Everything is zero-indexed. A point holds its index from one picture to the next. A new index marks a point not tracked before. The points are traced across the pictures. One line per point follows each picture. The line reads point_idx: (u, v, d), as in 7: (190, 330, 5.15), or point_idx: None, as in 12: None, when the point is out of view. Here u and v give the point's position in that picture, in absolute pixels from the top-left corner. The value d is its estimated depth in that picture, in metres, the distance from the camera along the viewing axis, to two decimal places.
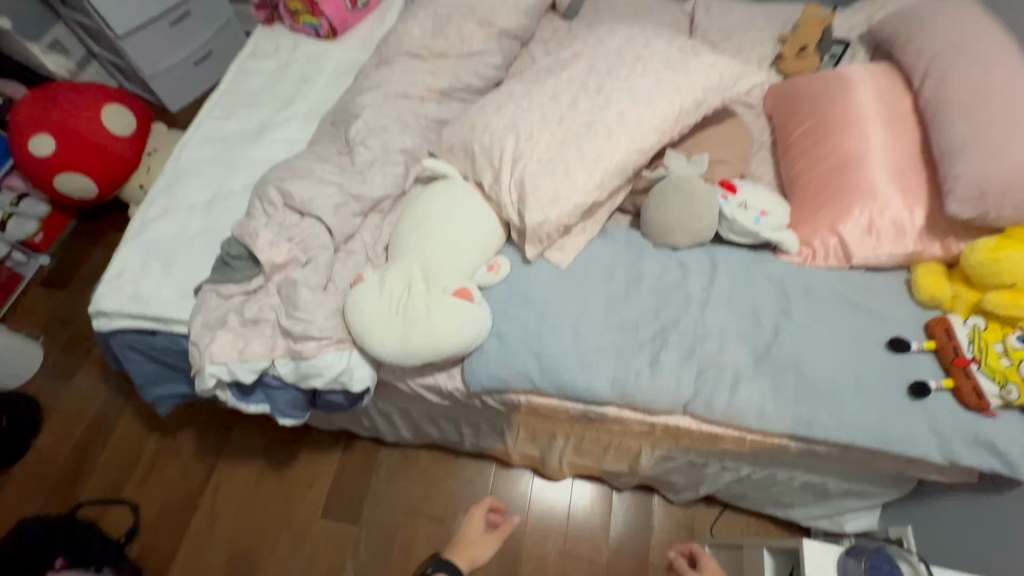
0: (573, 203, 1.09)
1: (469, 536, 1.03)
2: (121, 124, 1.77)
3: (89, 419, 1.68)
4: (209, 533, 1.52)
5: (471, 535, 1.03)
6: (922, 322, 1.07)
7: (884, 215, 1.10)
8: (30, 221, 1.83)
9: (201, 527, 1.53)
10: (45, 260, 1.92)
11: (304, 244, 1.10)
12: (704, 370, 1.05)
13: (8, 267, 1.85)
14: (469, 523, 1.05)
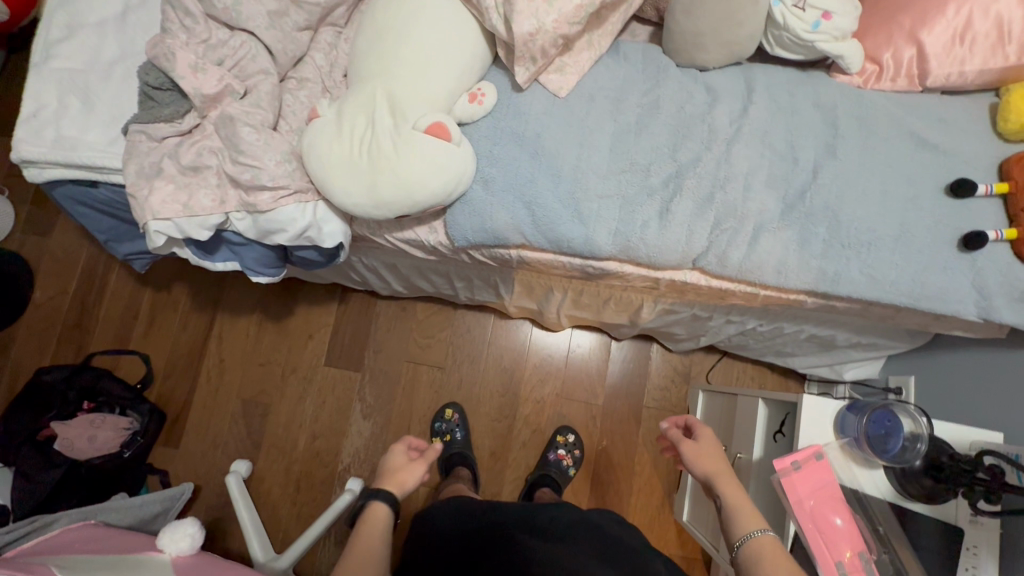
0: (574, 4, 0.82)
1: (395, 465, 0.86)
2: None
3: (77, 275, 1.62)
4: (219, 380, 1.58)
5: (396, 464, 0.87)
6: (996, 159, 0.88)
7: (984, 15, 0.84)
8: None
9: (211, 373, 1.59)
10: None
11: (240, 70, 0.90)
12: (723, 219, 0.90)
13: None
14: (392, 456, 0.88)
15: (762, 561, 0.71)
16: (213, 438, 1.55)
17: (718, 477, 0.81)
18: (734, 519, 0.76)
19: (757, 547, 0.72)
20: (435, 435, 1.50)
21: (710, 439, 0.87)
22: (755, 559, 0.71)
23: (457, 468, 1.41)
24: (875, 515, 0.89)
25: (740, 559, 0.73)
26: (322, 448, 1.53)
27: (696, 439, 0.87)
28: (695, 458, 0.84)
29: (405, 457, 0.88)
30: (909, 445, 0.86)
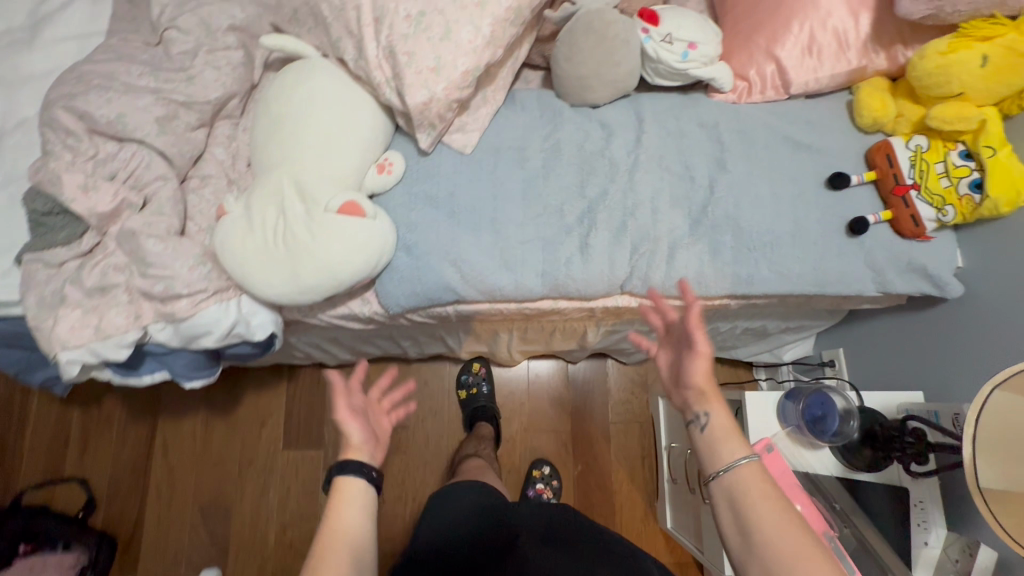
0: (460, 70, 0.84)
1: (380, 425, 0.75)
2: None
3: None
4: (172, 488, 1.49)
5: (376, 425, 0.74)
6: (862, 150, 0.97)
7: (824, 28, 0.93)
8: None
9: (161, 485, 1.49)
10: None
11: (134, 180, 0.86)
12: (639, 244, 0.95)
13: None
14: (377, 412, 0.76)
15: (739, 490, 0.62)
16: (174, 552, 1.44)
17: (708, 400, 0.68)
18: (716, 447, 0.66)
19: (736, 477, 0.63)
20: (461, 389, 1.54)
21: (712, 356, 0.69)
22: (732, 490, 0.63)
23: (480, 425, 1.46)
24: (830, 493, 0.96)
25: (720, 483, 0.64)
26: (295, 538, 1.46)
27: (695, 351, 0.69)
28: (693, 368, 0.69)
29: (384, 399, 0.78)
30: (845, 421, 0.92)
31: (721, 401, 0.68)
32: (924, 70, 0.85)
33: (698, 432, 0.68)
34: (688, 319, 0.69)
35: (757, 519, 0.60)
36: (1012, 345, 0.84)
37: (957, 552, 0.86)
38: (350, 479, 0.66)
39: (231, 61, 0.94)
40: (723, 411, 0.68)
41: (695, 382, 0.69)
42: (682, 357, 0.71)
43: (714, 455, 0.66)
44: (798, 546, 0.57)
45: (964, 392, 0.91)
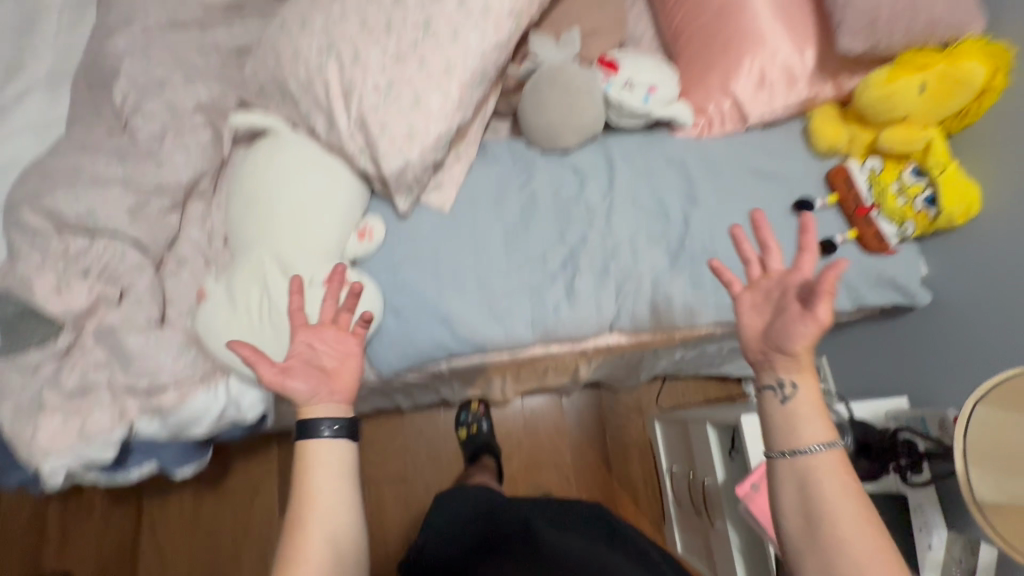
0: (433, 135, 0.85)
1: (333, 361, 0.76)
2: None
3: None
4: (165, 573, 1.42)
5: (322, 364, 0.75)
6: (822, 173, 1.02)
7: (773, 63, 0.99)
8: None
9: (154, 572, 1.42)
10: None
11: (109, 273, 0.84)
12: (623, 285, 0.97)
13: None
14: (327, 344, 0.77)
15: (815, 473, 0.62)
16: None
17: (800, 370, 0.65)
18: (794, 424, 0.64)
19: (813, 463, 0.62)
20: (461, 426, 1.52)
21: (825, 327, 0.64)
22: (805, 474, 0.63)
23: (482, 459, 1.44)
24: None
25: (795, 464, 0.63)
26: None
27: (812, 319, 0.63)
28: (795, 335, 0.64)
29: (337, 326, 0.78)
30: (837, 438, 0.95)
31: (814, 376, 0.64)
32: (869, 98, 0.90)
33: (777, 401, 0.65)
34: (823, 287, 0.62)
35: (830, 510, 0.61)
36: (984, 348, 0.88)
37: (960, 551, 0.88)
38: (308, 442, 0.71)
39: (200, 141, 0.93)
40: (812, 387, 0.65)
41: (794, 348, 0.64)
42: (791, 318, 0.65)
43: (789, 432, 0.64)
44: (864, 538, 0.59)
45: (946, 395, 0.95)
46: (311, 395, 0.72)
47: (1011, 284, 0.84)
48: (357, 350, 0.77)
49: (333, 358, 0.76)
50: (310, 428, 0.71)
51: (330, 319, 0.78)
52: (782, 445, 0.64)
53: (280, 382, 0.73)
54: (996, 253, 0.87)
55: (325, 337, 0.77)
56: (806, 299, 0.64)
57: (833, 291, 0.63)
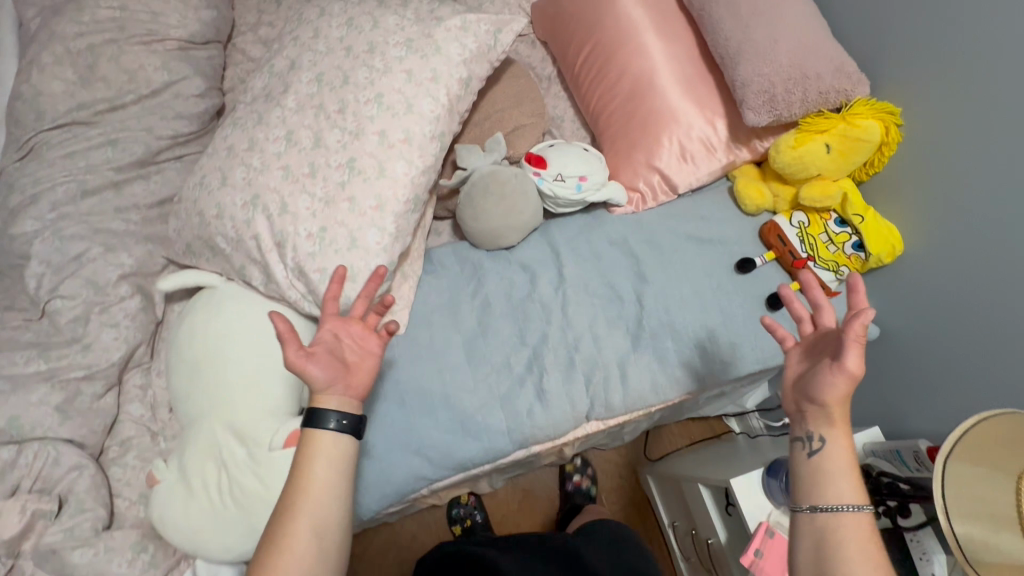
0: (375, 271, 0.83)
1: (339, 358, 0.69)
2: None
3: None
4: None
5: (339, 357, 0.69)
6: (755, 230, 1.06)
7: (690, 137, 1.03)
8: None
9: None
10: None
11: (44, 483, 0.76)
12: (591, 375, 0.97)
13: None
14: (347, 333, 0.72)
15: (836, 536, 0.58)
16: None
17: (831, 426, 0.62)
18: (820, 481, 0.61)
19: (835, 522, 0.58)
20: (455, 523, 1.45)
21: (857, 379, 0.61)
22: (824, 534, 0.59)
23: None
24: None
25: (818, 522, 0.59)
26: None
27: (841, 369, 0.61)
28: (821, 384, 0.63)
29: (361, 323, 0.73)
30: None
31: (847, 435, 0.61)
32: (782, 161, 0.95)
33: (804, 453, 0.63)
34: (849, 336, 0.61)
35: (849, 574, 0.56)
36: (939, 376, 0.92)
37: None
38: (316, 432, 0.66)
39: (129, 311, 0.88)
40: (844, 447, 0.61)
41: (824, 399, 0.62)
42: (819, 368, 0.63)
43: (818, 486, 0.61)
44: None
45: (915, 421, 0.99)
46: (327, 385, 0.66)
47: (953, 313, 0.89)
48: (378, 351, 0.72)
49: (357, 353, 0.71)
50: (319, 418, 0.66)
51: (359, 315, 0.73)
52: (805, 500, 0.61)
53: (301, 366, 0.66)
54: (928, 286, 0.92)
55: (352, 330, 0.72)
56: (836, 348, 0.63)
57: (861, 339, 0.61)
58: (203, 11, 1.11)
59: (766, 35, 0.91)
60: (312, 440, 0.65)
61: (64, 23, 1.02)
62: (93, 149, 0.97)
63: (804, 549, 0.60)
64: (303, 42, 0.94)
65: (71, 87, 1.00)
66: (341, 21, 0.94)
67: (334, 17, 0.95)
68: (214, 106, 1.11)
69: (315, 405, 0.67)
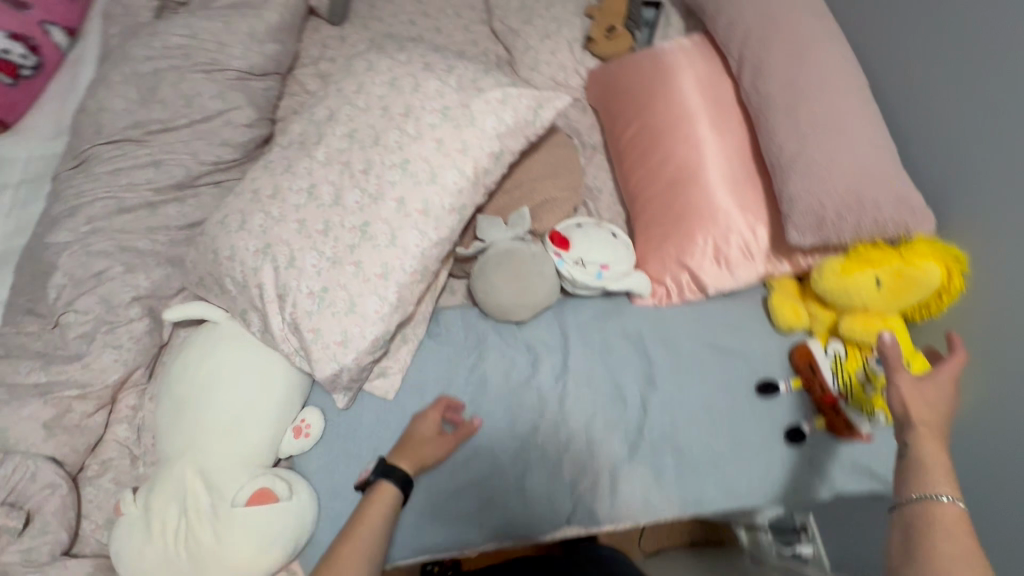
0: (369, 338, 0.82)
1: (420, 434, 0.88)
2: None
3: None
4: None
5: (423, 434, 0.88)
6: (786, 350, 0.98)
7: (728, 240, 0.96)
8: None
9: None
10: None
11: (17, 496, 0.78)
12: (578, 478, 0.91)
13: None
14: (419, 424, 0.89)
15: (928, 520, 0.58)
16: None
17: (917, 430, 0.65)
18: (911, 474, 0.62)
19: (928, 507, 0.58)
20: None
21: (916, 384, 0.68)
22: (918, 521, 0.58)
23: None
24: None
25: (910, 509, 0.60)
26: None
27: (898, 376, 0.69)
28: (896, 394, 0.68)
29: (436, 428, 0.89)
30: None
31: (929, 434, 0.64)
32: (825, 287, 0.86)
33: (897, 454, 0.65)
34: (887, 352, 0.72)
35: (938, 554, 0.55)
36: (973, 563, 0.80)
37: None
38: (388, 484, 0.82)
39: (133, 333, 0.89)
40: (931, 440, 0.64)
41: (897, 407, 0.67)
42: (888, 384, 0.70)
43: (909, 479, 0.62)
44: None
45: None
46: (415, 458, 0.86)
47: None
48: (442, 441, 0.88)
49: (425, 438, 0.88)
50: (390, 472, 0.83)
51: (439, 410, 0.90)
52: (898, 493, 0.62)
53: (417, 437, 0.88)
54: None
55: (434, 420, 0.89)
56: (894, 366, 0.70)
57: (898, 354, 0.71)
58: (266, 44, 1.14)
59: (823, 151, 0.84)
60: (377, 488, 0.82)
61: (137, 46, 1.09)
62: (138, 168, 1.01)
63: (895, 537, 0.59)
64: (347, 93, 0.94)
65: (131, 106, 1.05)
66: (386, 78, 0.93)
67: (379, 73, 0.95)
68: (260, 136, 1.11)
69: (392, 461, 0.85)
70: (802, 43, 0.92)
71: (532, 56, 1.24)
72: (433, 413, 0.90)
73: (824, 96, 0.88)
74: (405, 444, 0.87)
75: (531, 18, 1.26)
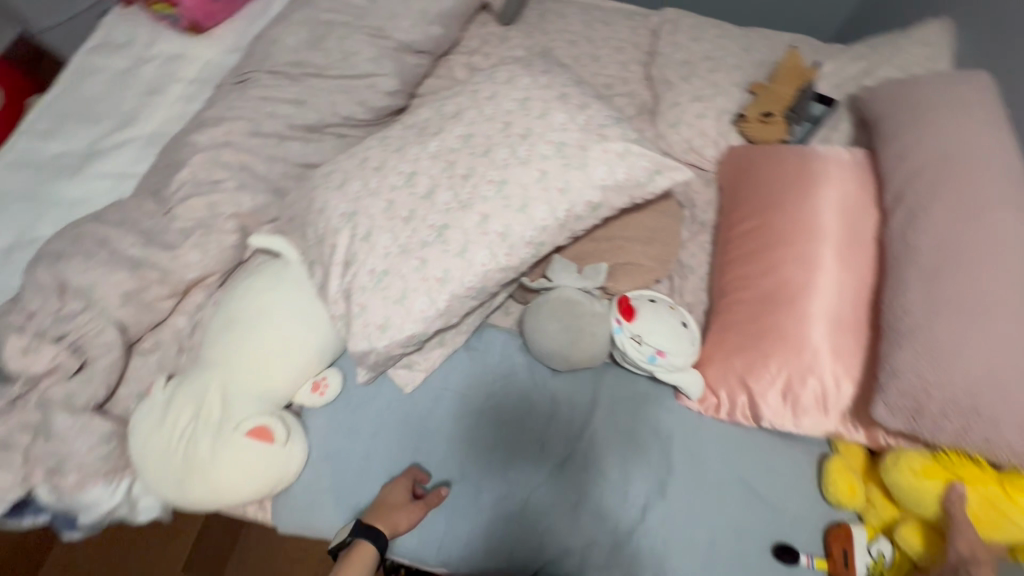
0: (405, 333, 0.84)
1: (390, 501, 0.87)
2: None
3: None
4: None
5: (393, 501, 0.87)
6: (824, 521, 0.88)
7: (805, 381, 0.87)
8: None
9: None
10: None
11: (81, 344, 0.89)
12: (548, 551, 0.87)
13: None
14: (389, 491, 0.88)
15: None
16: None
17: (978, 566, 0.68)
18: None
19: None
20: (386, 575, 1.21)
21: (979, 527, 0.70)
22: None
23: None
24: None
25: None
26: None
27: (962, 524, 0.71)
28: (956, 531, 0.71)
29: (406, 496, 0.88)
30: None
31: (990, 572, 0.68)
32: (896, 481, 0.77)
33: None
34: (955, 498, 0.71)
35: None
36: None
37: None
38: (368, 545, 0.83)
39: (222, 244, 0.99)
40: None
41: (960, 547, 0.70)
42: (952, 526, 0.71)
43: None
44: None
45: None
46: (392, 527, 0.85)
47: None
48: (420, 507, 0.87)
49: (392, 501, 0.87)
50: (369, 533, 0.84)
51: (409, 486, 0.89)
52: None
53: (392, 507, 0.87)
54: None
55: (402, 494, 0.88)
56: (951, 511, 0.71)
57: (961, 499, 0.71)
58: (432, 26, 1.19)
59: (954, 335, 0.72)
60: (355, 546, 0.83)
61: None
62: (282, 102, 1.11)
63: None
64: (479, 97, 0.96)
65: (300, 46, 1.16)
66: (520, 94, 0.94)
67: (515, 88, 0.95)
68: (395, 107, 1.18)
69: (370, 520, 0.85)
70: (980, 203, 0.79)
71: (676, 113, 1.18)
72: (402, 480, 0.89)
73: (983, 273, 0.75)
74: (378, 508, 0.86)
75: (690, 76, 1.21)
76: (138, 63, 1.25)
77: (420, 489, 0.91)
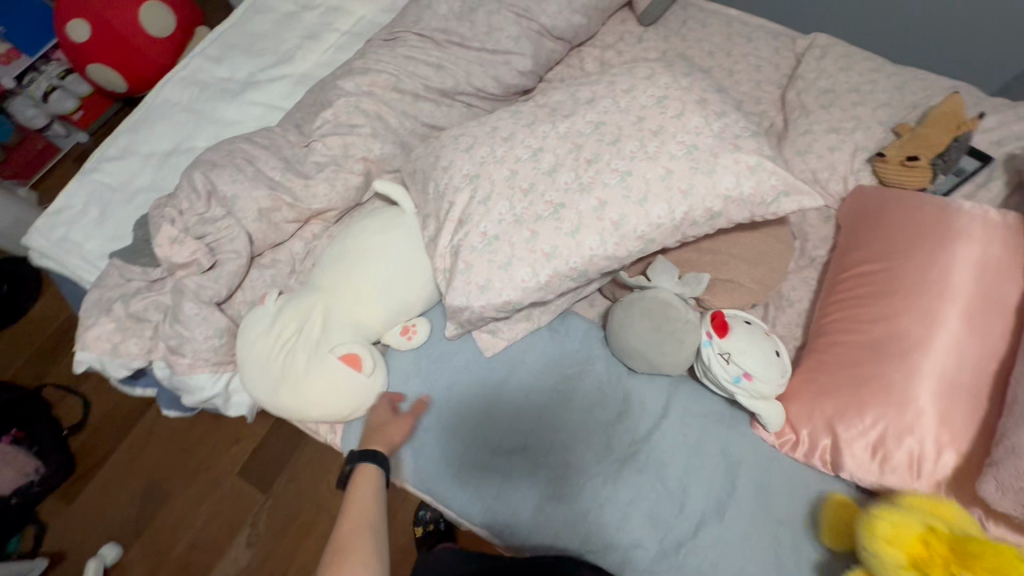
0: (503, 298, 0.86)
1: (378, 421, 0.95)
2: (160, 25, 1.63)
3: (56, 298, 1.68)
4: (131, 466, 1.46)
5: (381, 422, 0.95)
6: None
7: (902, 440, 0.81)
8: (70, 98, 1.77)
9: (126, 454, 1.47)
10: (82, 138, 1.88)
11: (216, 246, 0.99)
12: (591, 540, 0.87)
13: (45, 137, 1.82)
14: (373, 414, 0.95)
15: None
16: (105, 508, 1.42)
17: None
18: None
19: None
20: (415, 526, 1.29)
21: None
22: None
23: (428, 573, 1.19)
24: None
25: None
26: (195, 562, 1.35)
27: None
28: None
29: (390, 413, 0.96)
30: None
31: None
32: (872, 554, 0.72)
33: None
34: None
35: None
36: None
37: None
38: (370, 467, 0.86)
39: (348, 183, 1.06)
40: None
41: None
42: None
43: None
44: None
45: None
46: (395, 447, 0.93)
47: None
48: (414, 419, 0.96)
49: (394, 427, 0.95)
50: (365, 456, 0.87)
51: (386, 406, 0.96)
52: None
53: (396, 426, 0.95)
54: None
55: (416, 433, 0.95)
56: None
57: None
58: (578, 15, 1.21)
59: None
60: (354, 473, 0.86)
61: None
62: (424, 64, 1.17)
63: None
64: (616, 88, 0.97)
65: (450, 14, 1.21)
66: (658, 91, 0.94)
67: (654, 86, 0.95)
68: (523, 87, 1.22)
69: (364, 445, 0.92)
70: None
71: (807, 140, 1.14)
72: (381, 402, 0.97)
73: None
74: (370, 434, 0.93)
75: (830, 106, 1.16)
76: (303, 8, 1.36)
77: (399, 408, 0.98)
